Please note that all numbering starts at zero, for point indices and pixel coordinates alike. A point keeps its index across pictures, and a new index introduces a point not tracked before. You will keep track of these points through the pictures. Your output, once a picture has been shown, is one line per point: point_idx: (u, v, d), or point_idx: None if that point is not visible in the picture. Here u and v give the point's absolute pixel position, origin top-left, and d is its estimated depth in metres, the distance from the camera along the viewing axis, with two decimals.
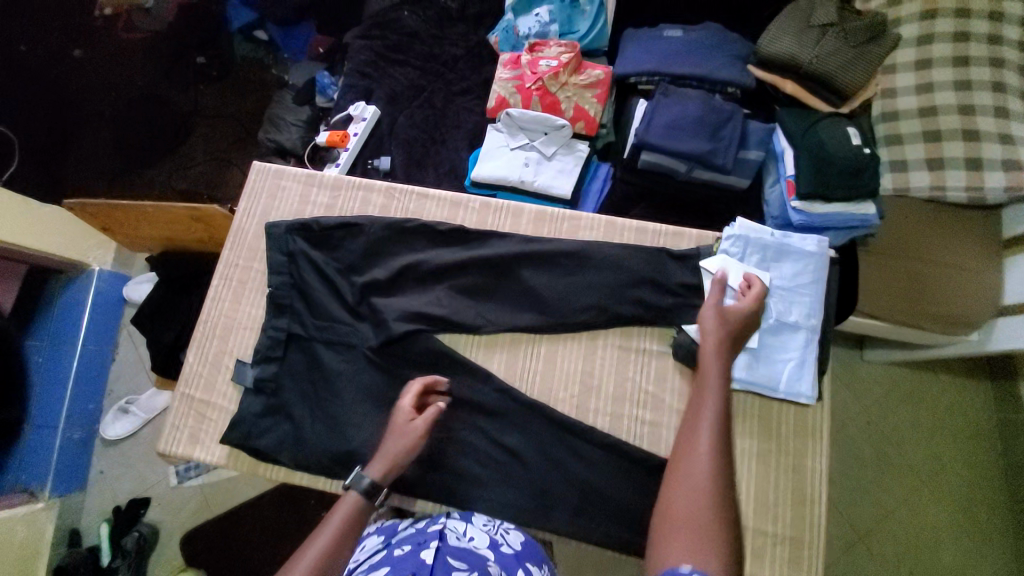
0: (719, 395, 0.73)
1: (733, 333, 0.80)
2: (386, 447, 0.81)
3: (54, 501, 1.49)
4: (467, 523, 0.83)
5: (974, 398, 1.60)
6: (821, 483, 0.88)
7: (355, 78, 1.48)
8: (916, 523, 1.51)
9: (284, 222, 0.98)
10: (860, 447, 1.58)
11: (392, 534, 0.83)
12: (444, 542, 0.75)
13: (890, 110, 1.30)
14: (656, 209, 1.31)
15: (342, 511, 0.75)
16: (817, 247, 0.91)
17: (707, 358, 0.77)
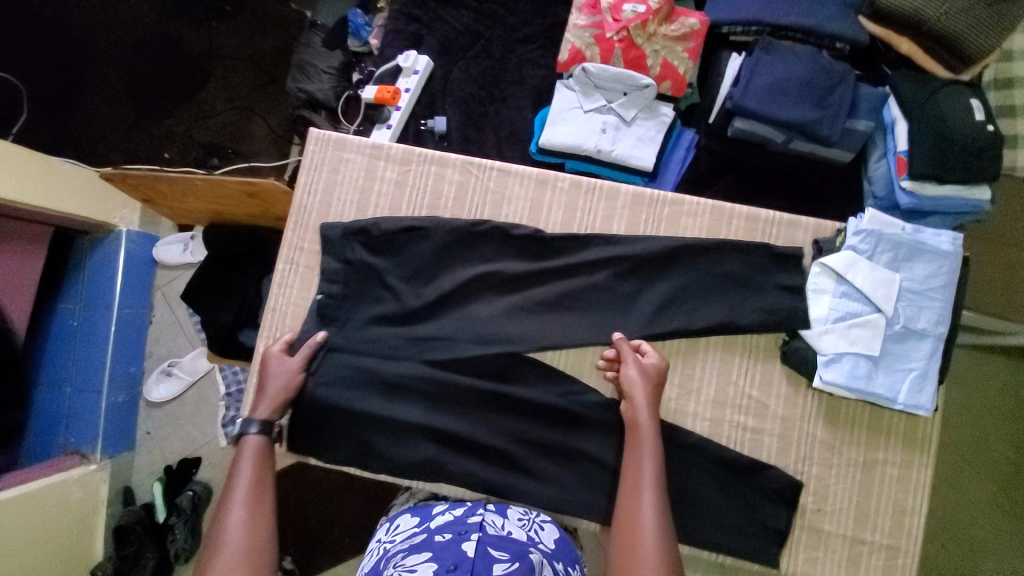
0: (651, 450, 0.75)
1: (654, 387, 0.80)
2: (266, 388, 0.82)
3: (107, 462, 1.50)
4: (503, 517, 0.79)
5: None
6: (924, 495, 0.84)
7: (401, 21, 1.30)
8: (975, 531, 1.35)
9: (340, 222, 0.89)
10: (952, 438, 1.37)
11: (428, 516, 0.80)
12: (484, 532, 0.71)
13: (1004, 77, 1.15)
14: (742, 184, 1.18)
15: (250, 454, 0.77)
16: (952, 246, 0.82)
17: (638, 432, 0.77)
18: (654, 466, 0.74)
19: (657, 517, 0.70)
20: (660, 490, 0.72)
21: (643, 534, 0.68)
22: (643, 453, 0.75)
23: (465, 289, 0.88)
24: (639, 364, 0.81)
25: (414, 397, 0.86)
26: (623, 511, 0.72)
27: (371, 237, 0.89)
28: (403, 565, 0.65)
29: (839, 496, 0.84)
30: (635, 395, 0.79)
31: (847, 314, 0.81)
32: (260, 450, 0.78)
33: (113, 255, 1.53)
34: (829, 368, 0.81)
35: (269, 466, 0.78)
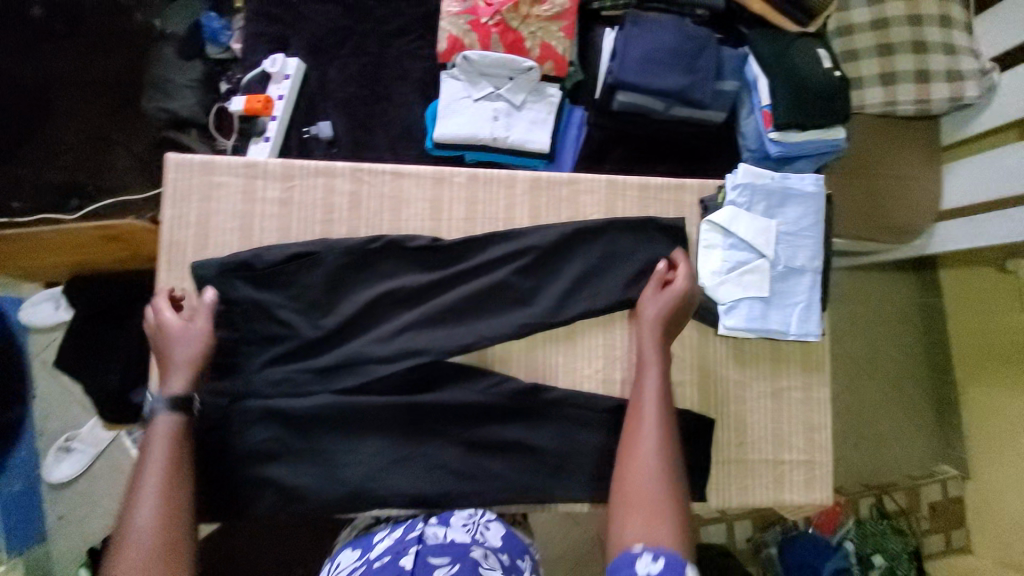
0: (660, 378, 0.82)
1: (668, 317, 0.85)
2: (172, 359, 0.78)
3: (17, 560, 1.31)
4: (445, 528, 0.77)
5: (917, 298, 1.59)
6: (827, 410, 0.94)
7: (263, 23, 1.20)
8: (881, 425, 1.58)
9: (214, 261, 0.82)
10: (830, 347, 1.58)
11: (368, 545, 0.76)
12: (424, 544, 0.72)
13: (845, 25, 1.27)
14: (633, 155, 1.23)
15: (161, 441, 0.74)
16: (815, 187, 0.91)
17: (646, 358, 0.83)
18: (659, 391, 0.81)
19: (659, 438, 0.78)
20: (665, 413, 0.80)
21: (643, 452, 0.77)
22: (651, 376, 0.82)
23: (378, 302, 0.86)
24: (649, 296, 0.86)
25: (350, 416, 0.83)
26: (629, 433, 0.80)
27: (263, 266, 0.83)
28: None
29: (757, 427, 0.92)
30: (648, 323, 0.84)
31: (736, 263, 0.88)
32: (174, 432, 0.75)
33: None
34: (729, 314, 0.87)
35: (185, 463, 0.75)
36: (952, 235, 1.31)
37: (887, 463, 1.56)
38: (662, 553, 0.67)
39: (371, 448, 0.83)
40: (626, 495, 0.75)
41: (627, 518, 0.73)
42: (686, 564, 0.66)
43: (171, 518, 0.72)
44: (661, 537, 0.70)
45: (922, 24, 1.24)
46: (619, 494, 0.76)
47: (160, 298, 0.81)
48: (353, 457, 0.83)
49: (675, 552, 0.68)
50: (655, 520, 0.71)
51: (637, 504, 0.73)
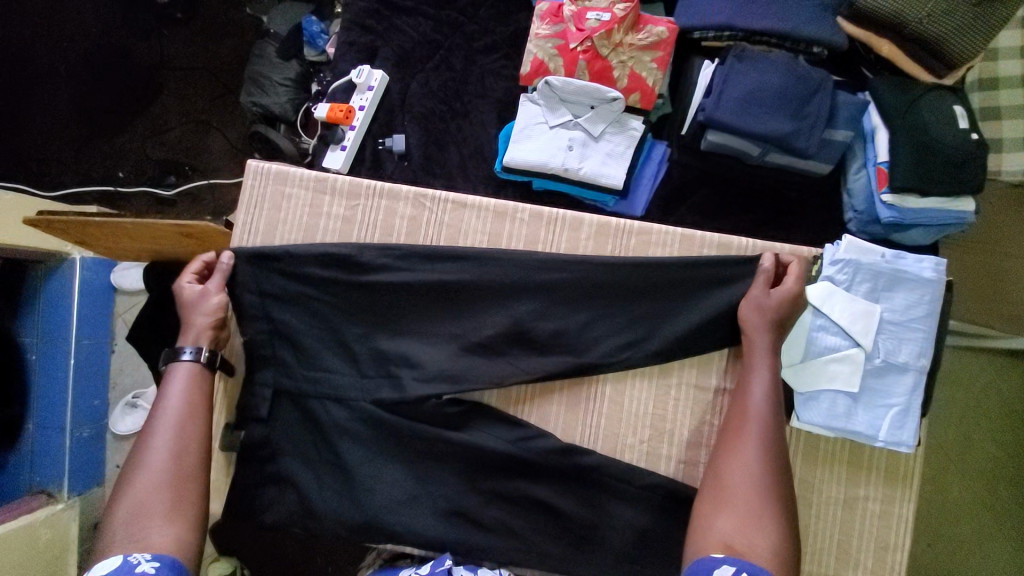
0: (766, 379, 0.73)
1: (779, 314, 0.75)
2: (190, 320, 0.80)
3: (75, 500, 1.44)
4: None
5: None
6: (907, 530, 0.81)
7: (354, 32, 1.21)
8: (961, 527, 1.38)
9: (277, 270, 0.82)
10: None
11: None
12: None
13: (988, 76, 1.10)
14: (716, 199, 1.13)
15: (181, 380, 0.77)
16: (934, 273, 0.77)
17: (754, 354, 0.74)
18: (766, 395, 0.72)
19: (762, 445, 0.69)
20: (772, 420, 0.71)
21: (742, 454, 0.69)
22: (758, 378, 0.73)
23: (419, 333, 0.82)
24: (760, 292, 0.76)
25: (379, 445, 0.82)
26: (729, 431, 0.72)
27: (304, 281, 0.81)
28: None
29: (819, 536, 0.81)
30: (753, 316, 0.76)
31: (824, 349, 0.77)
32: (195, 376, 0.78)
33: (69, 284, 1.45)
34: (806, 406, 0.76)
35: (201, 398, 0.78)
36: None
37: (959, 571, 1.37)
38: (747, 567, 0.60)
39: (392, 480, 0.81)
40: (716, 495, 0.68)
41: (715, 518, 0.66)
42: None
43: (181, 453, 0.74)
44: (752, 547, 0.63)
45: None
46: (709, 492, 0.69)
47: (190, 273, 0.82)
48: (378, 486, 0.81)
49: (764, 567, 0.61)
50: (746, 528, 0.64)
51: (728, 508, 0.66)
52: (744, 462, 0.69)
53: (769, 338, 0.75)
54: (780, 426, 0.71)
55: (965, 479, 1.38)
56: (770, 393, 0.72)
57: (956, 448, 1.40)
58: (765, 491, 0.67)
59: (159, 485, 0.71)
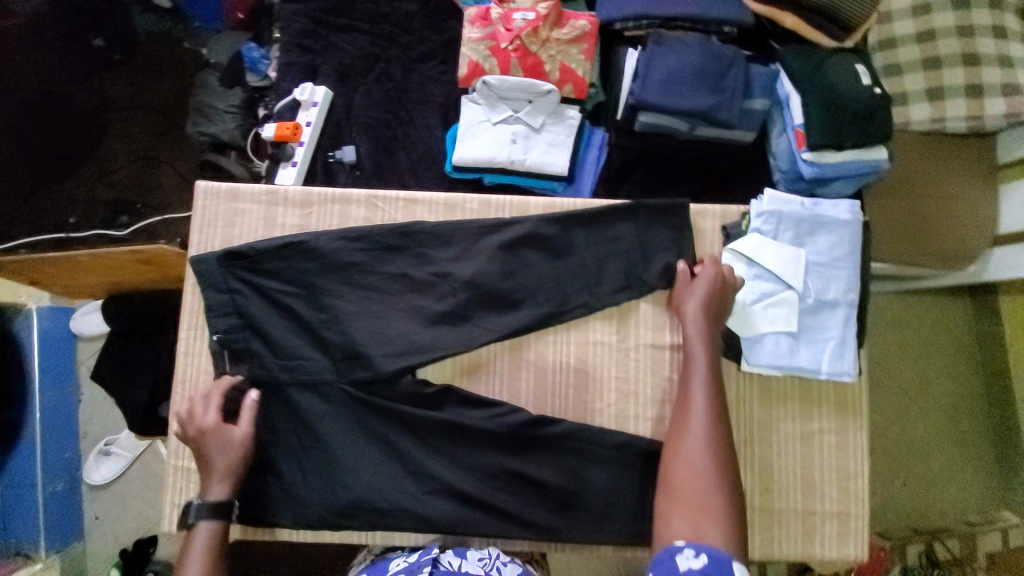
0: (708, 368, 0.77)
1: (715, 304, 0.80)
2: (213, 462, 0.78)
3: (54, 559, 1.41)
4: (462, 559, 0.80)
5: (966, 320, 1.51)
6: (862, 455, 0.87)
7: (294, 53, 1.24)
8: (931, 461, 1.48)
9: (240, 282, 0.84)
10: (878, 374, 1.50)
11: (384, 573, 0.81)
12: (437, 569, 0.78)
13: (886, 38, 1.22)
14: (657, 176, 1.20)
15: (201, 544, 0.75)
16: (850, 214, 0.85)
17: (694, 350, 0.78)
18: (708, 389, 0.75)
19: (707, 434, 0.72)
20: (718, 399, 0.75)
21: (689, 447, 0.72)
22: (700, 373, 0.77)
23: (385, 328, 0.85)
24: (692, 287, 0.81)
25: (360, 439, 0.84)
26: (675, 426, 0.75)
27: (269, 291, 0.84)
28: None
29: (784, 472, 0.86)
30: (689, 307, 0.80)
31: (762, 295, 0.83)
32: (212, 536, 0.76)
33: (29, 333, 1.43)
34: (753, 349, 0.82)
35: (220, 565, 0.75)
36: (1011, 260, 1.21)
37: (936, 502, 1.46)
38: (707, 546, 0.64)
39: (374, 473, 0.84)
40: (670, 491, 0.70)
41: (673, 512, 0.68)
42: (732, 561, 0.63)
43: None
44: (708, 535, 0.65)
45: (973, 35, 1.18)
46: (664, 486, 0.71)
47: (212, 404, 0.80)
48: (364, 479, 0.83)
49: (722, 549, 0.64)
50: (701, 521, 0.66)
51: (683, 503, 0.68)
52: (693, 455, 0.71)
53: (705, 333, 0.79)
54: (724, 417, 0.75)
55: (928, 413, 1.49)
56: (712, 383, 0.76)
57: (914, 386, 1.50)
58: (715, 482, 0.69)
59: None
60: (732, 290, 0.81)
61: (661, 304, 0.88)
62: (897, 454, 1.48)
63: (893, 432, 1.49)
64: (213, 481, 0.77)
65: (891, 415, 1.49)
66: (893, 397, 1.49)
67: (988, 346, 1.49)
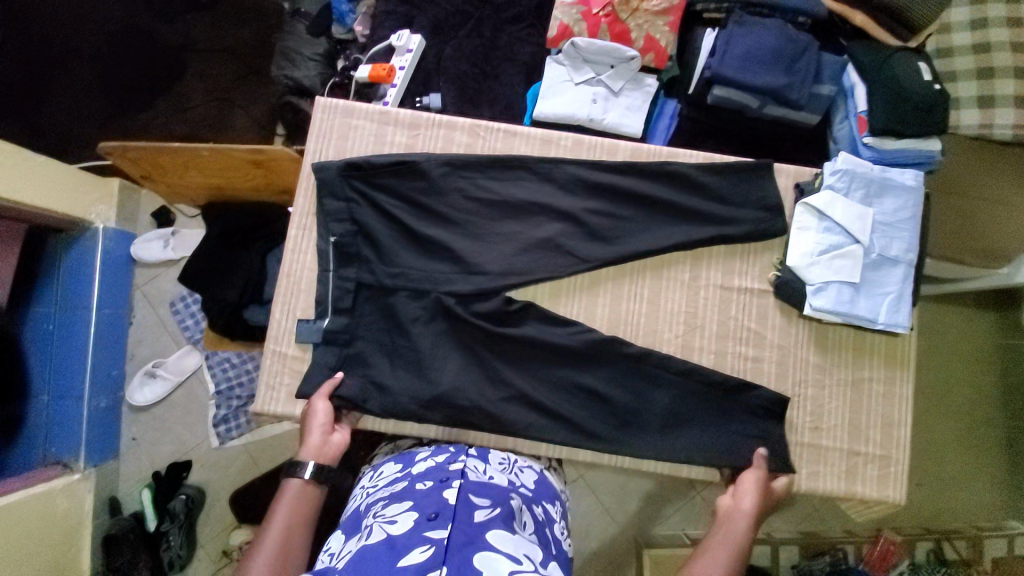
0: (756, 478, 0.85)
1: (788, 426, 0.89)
2: (313, 437, 0.83)
3: (91, 470, 1.54)
4: (485, 464, 0.86)
5: (985, 329, 1.58)
6: (908, 407, 0.93)
7: (393, 3, 1.33)
8: (949, 467, 1.54)
9: (351, 187, 0.91)
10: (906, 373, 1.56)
11: (411, 461, 0.87)
12: (465, 480, 0.80)
13: (944, 46, 1.30)
14: (721, 149, 1.28)
15: (288, 497, 0.77)
16: (915, 181, 0.92)
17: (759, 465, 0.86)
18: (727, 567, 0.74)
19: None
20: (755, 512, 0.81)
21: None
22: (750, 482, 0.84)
23: (479, 244, 0.93)
24: (744, 488, 0.83)
25: (449, 342, 0.91)
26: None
27: (378, 197, 0.92)
28: (383, 516, 0.74)
29: (834, 413, 0.93)
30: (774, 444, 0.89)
31: (828, 247, 0.90)
32: (303, 492, 0.79)
33: (88, 254, 1.58)
34: (819, 296, 0.89)
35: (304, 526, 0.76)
36: None
37: (950, 506, 1.53)
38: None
39: (457, 374, 0.90)
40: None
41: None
42: None
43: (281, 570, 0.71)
44: None
45: None
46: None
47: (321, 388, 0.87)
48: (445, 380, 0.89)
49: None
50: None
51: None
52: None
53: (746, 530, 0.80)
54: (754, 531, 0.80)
55: (951, 419, 1.56)
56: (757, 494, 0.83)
57: (939, 390, 1.57)
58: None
59: None
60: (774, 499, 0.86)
61: (734, 248, 0.95)
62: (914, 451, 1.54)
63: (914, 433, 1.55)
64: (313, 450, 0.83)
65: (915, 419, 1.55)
66: (921, 398, 1.56)
67: (1009, 353, 1.57)
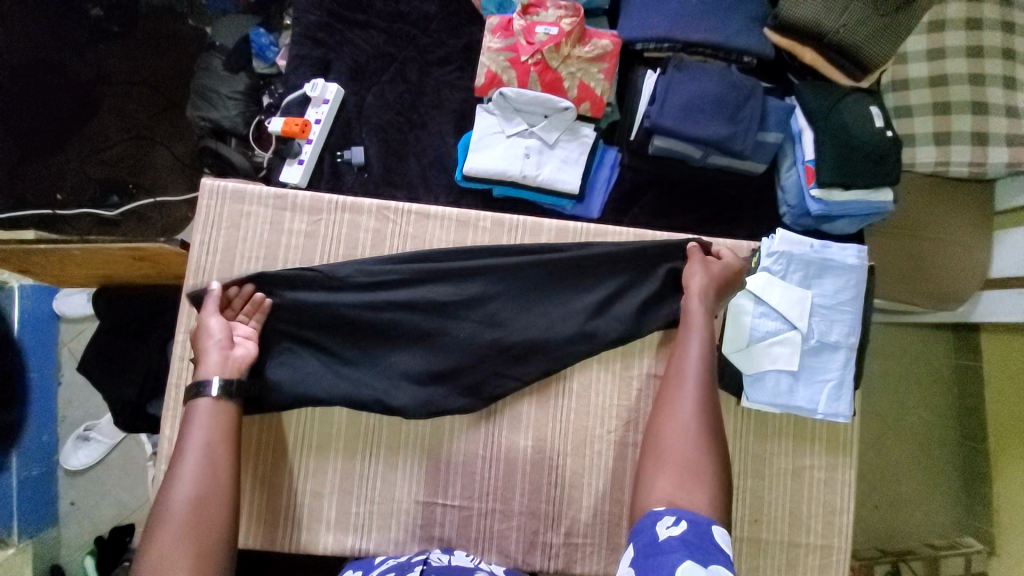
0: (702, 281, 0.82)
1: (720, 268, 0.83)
2: (211, 356, 0.77)
3: (27, 544, 1.21)
4: (450, 555, 0.81)
5: (939, 347, 1.41)
6: (849, 494, 0.89)
7: (307, 47, 1.22)
8: (901, 487, 1.39)
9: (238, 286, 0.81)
10: (872, 406, 1.40)
11: (372, 565, 0.80)
12: (429, 564, 0.76)
13: (900, 78, 1.20)
14: (664, 200, 1.22)
15: (201, 424, 0.73)
16: (857, 259, 0.88)
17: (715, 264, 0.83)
18: (700, 356, 0.76)
19: (697, 405, 0.72)
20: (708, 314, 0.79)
21: (677, 415, 0.72)
22: (696, 275, 0.82)
23: (390, 345, 0.85)
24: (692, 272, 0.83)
25: (367, 451, 0.86)
26: (661, 404, 0.75)
27: (282, 298, 0.83)
28: None
29: (773, 507, 0.88)
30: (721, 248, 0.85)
31: (766, 333, 0.85)
32: (217, 419, 0.74)
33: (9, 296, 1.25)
34: (754, 387, 0.84)
35: (222, 447, 0.72)
36: (997, 305, 1.20)
37: (902, 525, 1.37)
38: (686, 512, 0.63)
39: (384, 476, 0.86)
40: (657, 458, 0.70)
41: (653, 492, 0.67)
42: (712, 525, 0.62)
43: (208, 496, 0.69)
44: (691, 503, 0.64)
45: (983, 84, 1.14)
46: (649, 457, 0.71)
47: (208, 304, 0.80)
48: (373, 395, 0.82)
49: (704, 514, 0.63)
50: (683, 489, 0.66)
51: (666, 470, 0.68)
52: (680, 424, 0.71)
53: (704, 307, 0.80)
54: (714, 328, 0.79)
55: (901, 443, 1.39)
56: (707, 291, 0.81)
57: (893, 415, 1.40)
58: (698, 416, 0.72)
59: (191, 524, 0.66)
60: (736, 271, 0.83)
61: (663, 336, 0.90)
62: (873, 482, 1.39)
63: (876, 462, 1.39)
64: (213, 363, 0.76)
65: (872, 448, 1.40)
66: (879, 424, 1.40)
67: (967, 372, 1.38)
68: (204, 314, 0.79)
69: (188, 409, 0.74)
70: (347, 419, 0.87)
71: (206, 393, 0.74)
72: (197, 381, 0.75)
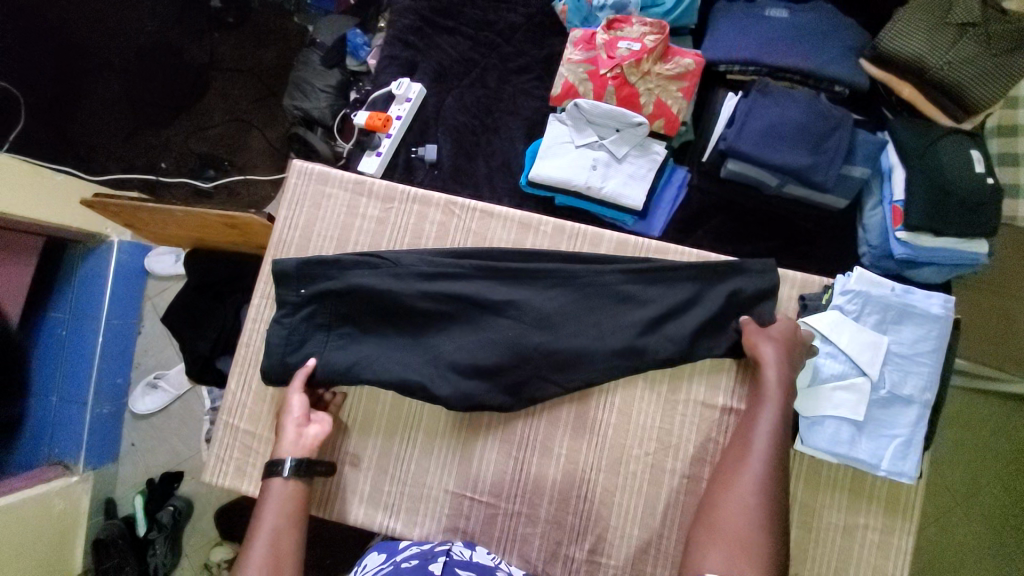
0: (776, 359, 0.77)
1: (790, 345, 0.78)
2: (287, 434, 0.80)
3: (89, 474, 1.33)
4: (472, 550, 0.81)
5: None
6: (904, 562, 0.81)
7: (397, 47, 1.29)
8: None
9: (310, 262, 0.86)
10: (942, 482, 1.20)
11: (395, 550, 0.80)
12: (451, 556, 0.76)
13: (1008, 123, 1.09)
14: (731, 226, 1.18)
15: (275, 503, 0.75)
16: (943, 310, 0.81)
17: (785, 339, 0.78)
18: (771, 434, 0.72)
19: (761, 477, 0.70)
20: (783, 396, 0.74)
21: (738, 489, 0.69)
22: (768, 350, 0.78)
23: (439, 335, 0.87)
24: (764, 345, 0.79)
25: (405, 435, 0.89)
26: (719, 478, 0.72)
27: (345, 277, 0.87)
28: None
29: (817, 562, 0.82)
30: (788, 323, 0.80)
31: (831, 376, 0.80)
32: (293, 491, 0.77)
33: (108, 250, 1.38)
34: (811, 431, 0.79)
35: (295, 515, 0.75)
36: None
37: None
38: None
39: (419, 461, 0.88)
40: (710, 526, 0.68)
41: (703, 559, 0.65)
42: None
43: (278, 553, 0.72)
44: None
45: None
46: (702, 523, 0.69)
47: (295, 381, 0.84)
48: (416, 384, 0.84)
49: None
50: (738, 561, 0.63)
51: (719, 538, 0.66)
52: (738, 500, 0.68)
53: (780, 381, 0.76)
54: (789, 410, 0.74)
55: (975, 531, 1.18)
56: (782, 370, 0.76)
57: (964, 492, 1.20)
58: (759, 495, 0.68)
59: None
60: (809, 344, 0.80)
61: (722, 365, 0.87)
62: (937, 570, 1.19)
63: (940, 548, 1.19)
64: (289, 442, 0.80)
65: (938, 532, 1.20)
66: (947, 503, 1.20)
67: None
68: (291, 390, 0.83)
69: (263, 486, 0.77)
70: (392, 398, 0.90)
71: (280, 472, 0.77)
72: (275, 460, 0.78)
